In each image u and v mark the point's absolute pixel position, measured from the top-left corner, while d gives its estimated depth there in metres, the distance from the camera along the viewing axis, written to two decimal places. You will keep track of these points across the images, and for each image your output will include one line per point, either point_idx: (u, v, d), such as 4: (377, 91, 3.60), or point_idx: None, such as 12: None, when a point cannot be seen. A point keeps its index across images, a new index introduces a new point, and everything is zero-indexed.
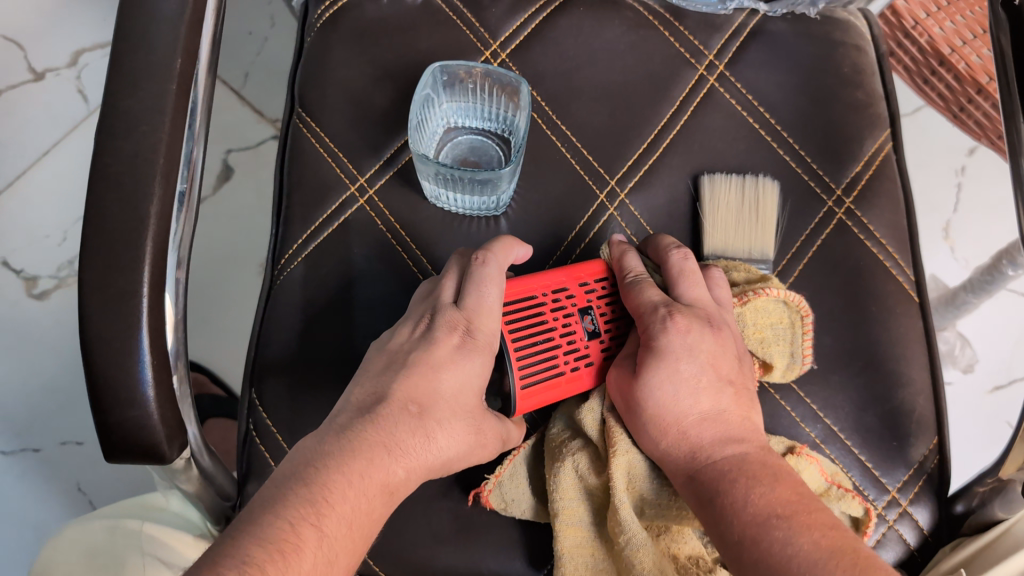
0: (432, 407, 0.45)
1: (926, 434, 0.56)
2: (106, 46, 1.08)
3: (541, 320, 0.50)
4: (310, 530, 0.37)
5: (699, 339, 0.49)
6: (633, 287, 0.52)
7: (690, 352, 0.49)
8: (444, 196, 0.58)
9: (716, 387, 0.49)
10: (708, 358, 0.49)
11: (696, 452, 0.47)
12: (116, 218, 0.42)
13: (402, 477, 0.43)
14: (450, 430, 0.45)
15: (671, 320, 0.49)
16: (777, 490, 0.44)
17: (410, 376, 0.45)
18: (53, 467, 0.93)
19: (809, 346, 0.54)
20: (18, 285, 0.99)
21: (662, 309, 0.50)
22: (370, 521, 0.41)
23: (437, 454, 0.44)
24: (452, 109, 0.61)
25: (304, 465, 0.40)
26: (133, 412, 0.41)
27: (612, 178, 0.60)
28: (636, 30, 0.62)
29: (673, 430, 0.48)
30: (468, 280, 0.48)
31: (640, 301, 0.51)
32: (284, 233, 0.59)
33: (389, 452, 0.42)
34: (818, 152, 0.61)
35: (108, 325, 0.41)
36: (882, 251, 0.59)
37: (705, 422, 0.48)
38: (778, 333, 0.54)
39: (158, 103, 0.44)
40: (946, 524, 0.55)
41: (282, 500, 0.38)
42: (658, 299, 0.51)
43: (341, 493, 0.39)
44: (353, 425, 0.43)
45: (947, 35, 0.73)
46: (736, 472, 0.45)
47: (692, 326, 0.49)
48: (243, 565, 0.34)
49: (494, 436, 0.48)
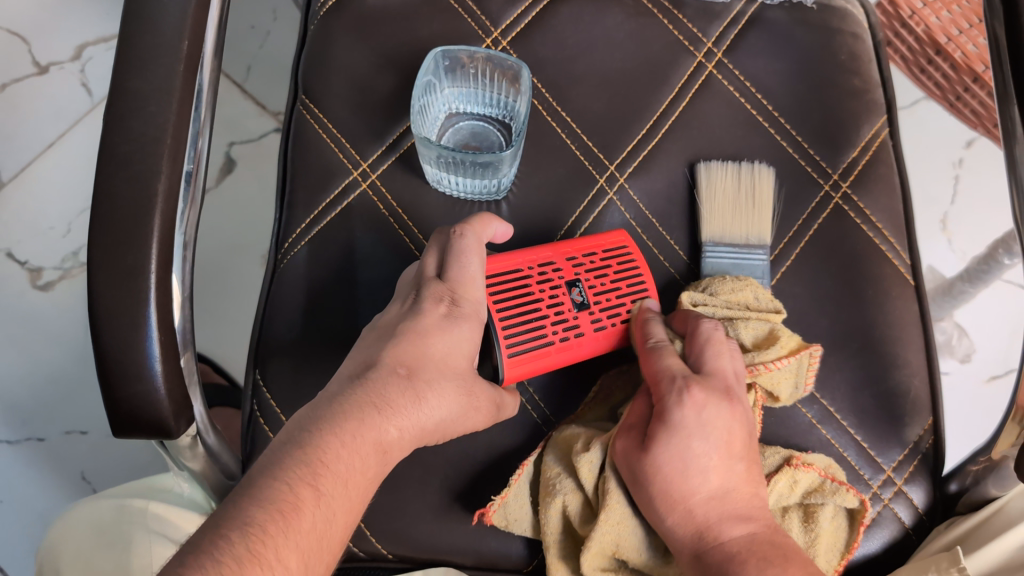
0: (420, 369, 0.45)
1: (921, 415, 0.56)
2: (110, 40, 1.09)
3: (527, 291, 0.52)
4: (309, 491, 0.38)
5: (715, 416, 0.48)
6: (652, 352, 0.51)
7: (704, 429, 0.48)
8: (445, 180, 0.59)
9: (728, 465, 0.49)
10: (722, 434, 0.49)
11: (700, 529, 0.48)
12: (124, 197, 0.43)
13: (395, 436, 0.43)
14: (441, 390, 0.45)
15: (690, 395, 0.48)
16: (786, 571, 0.44)
17: (400, 344, 0.46)
18: (57, 456, 0.94)
19: (813, 373, 0.53)
20: (22, 276, 0.99)
21: (680, 380, 0.49)
22: (366, 480, 0.41)
23: (430, 414, 0.45)
24: (454, 95, 0.62)
25: (298, 429, 0.41)
26: (141, 387, 0.42)
27: (611, 163, 0.61)
28: (635, 18, 0.63)
29: (679, 506, 0.48)
30: (449, 251, 0.49)
31: (658, 369, 0.50)
32: (287, 217, 0.60)
33: (380, 411, 0.43)
34: (815, 138, 0.62)
35: (117, 302, 0.42)
36: (878, 234, 0.60)
37: (711, 500, 0.48)
38: (787, 367, 0.53)
39: (166, 85, 0.45)
40: (940, 505, 0.55)
41: (279, 463, 0.39)
42: (676, 370, 0.50)
43: (335, 454, 0.40)
44: (344, 391, 0.43)
45: (945, 23, 0.74)
46: (745, 554, 0.46)
47: (709, 401, 0.48)
48: (245, 527, 0.35)
49: (486, 400, 0.48)
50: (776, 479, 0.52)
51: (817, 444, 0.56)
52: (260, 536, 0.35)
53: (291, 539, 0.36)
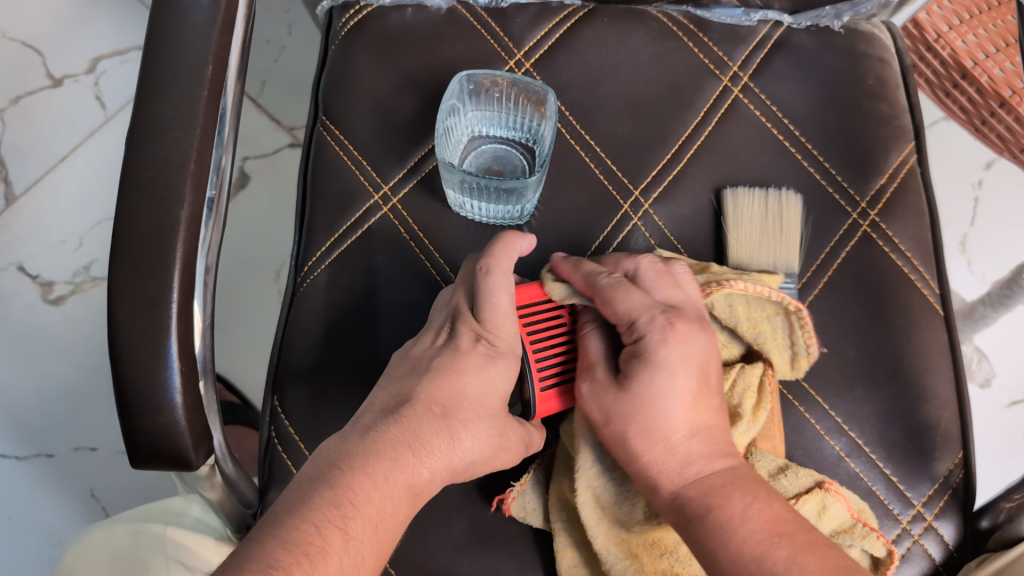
0: (456, 410, 0.44)
1: (951, 449, 0.55)
2: (124, 53, 1.09)
3: (561, 322, 0.51)
4: (336, 533, 0.37)
5: (699, 348, 0.47)
6: (608, 287, 0.48)
7: (686, 365, 0.46)
8: (468, 205, 0.58)
9: (706, 398, 0.47)
10: (700, 365, 0.47)
11: (684, 466, 0.46)
12: (146, 223, 0.42)
13: (427, 478, 0.42)
14: (476, 430, 0.45)
15: (671, 329, 0.47)
16: (764, 503, 0.43)
17: (434, 381, 0.45)
18: (66, 472, 0.93)
19: (811, 334, 0.51)
20: (33, 290, 0.99)
21: (659, 316, 0.47)
22: (396, 522, 0.40)
23: (463, 454, 0.44)
24: (477, 118, 0.61)
25: (328, 467, 0.40)
26: (161, 418, 0.41)
27: (636, 188, 0.60)
28: (660, 41, 0.62)
29: (659, 445, 0.46)
30: (477, 292, 0.48)
31: (623, 308, 0.48)
32: (307, 241, 0.59)
33: (414, 453, 0.42)
34: (842, 164, 0.61)
35: (138, 331, 0.41)
36: (907, 263, 0.59)
37: (691, 437, 0.46)
38: (776, 328, 0.52)
39: (189, 110, 0.44)
40: (970, 542, 0.54)
41: (307, 503, 0.38)
42: (647, 306, 0.48)
43: (365, 496, 0.39)
44: (377, 426, 0.42)
45: (970, 47, 0.73)
46: (728, 487, 0.44)
47: (690, 334, 0.47)
48: (269, 571, 0.34)
49: (517, 440, 0.48)
50: (806, 500, 0.49)
51: (845, 478, 0.55)
52: None
53: None
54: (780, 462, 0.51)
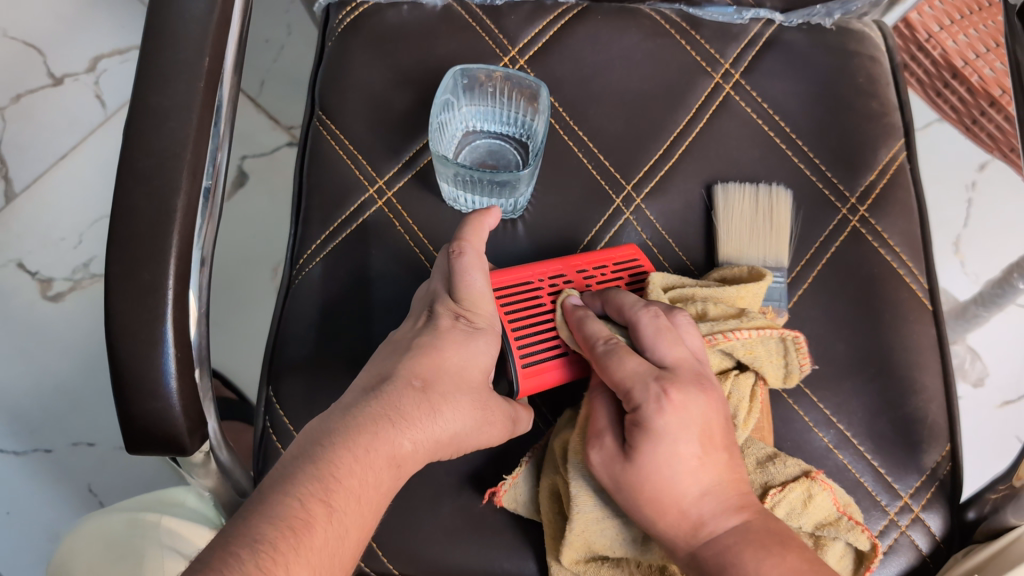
0: (436, 383, 0.45)
1: (939, 441, 0.56)
2: (125, 53, 1.09)
3: (538, 303, 0.52)
4: (320, 506, 0.38)
5: (698, 413, 0.45)
6: (608, 356, 0.46)
7: (686, 430, 0.44)
8: (461, 198, 0.59)
9: (714, 458, 0.45)
10: (703, 427, 0.45)
11: (695, 527, 0.45)
12: (142, 211, 0.43)
13: (409, 449, 0.43)
14: (455, 403, 0.45)
15: (665, 397, 0.44)
16: (785, 557, 0.42)
17: (416, 357, 0.46)
18: (64, 467, 0.94)
19: (804, 355, 0.51)
20: (33, 286, 0.99)
21: (654, 383, 0.45)
22: (379, 494, 0.41)
23: (444, 426, 0.45)
24: (471, 113, 0.62)
25: (311, 444, 0.41)
26: (156, 404, 0.42)
27: (628, 183, 0.61)
28: (653, 38, 0.63)
29: (671, 511, 0.45)
30: (451, 272, 0.49)
31: (620, 375, 0.46)
32: (303, 233, 0.59)
33: (394, 424, 0.42)
34: (832, 160, 0.61)
35: (134, 317, 0.42)
36: (896, 258, 0.59)
37: (705, 498, 0.45)
38: (770, 348, 0.51)
39: (186, 101, 0.45)
40: (957, 533, 0.55)
41: (291, 478, 0.38)
42: (642, 371, 0.45)
43: (348, 469, 0.40)
44: (357, 404, 0.43)
45: (961, 47, 0.74)
46: (741, 544, 0.43)
47: (688, 401, 0.44)
48: (256, 544, 0.35)
49: (502, 414, 0.48)
50: (793, 487, 0.49)
51: (834, 469, 0.55)
52: (271, 552, 0.35)
53: (303, 555, 0.35)
54: (770, 451, 0.51)
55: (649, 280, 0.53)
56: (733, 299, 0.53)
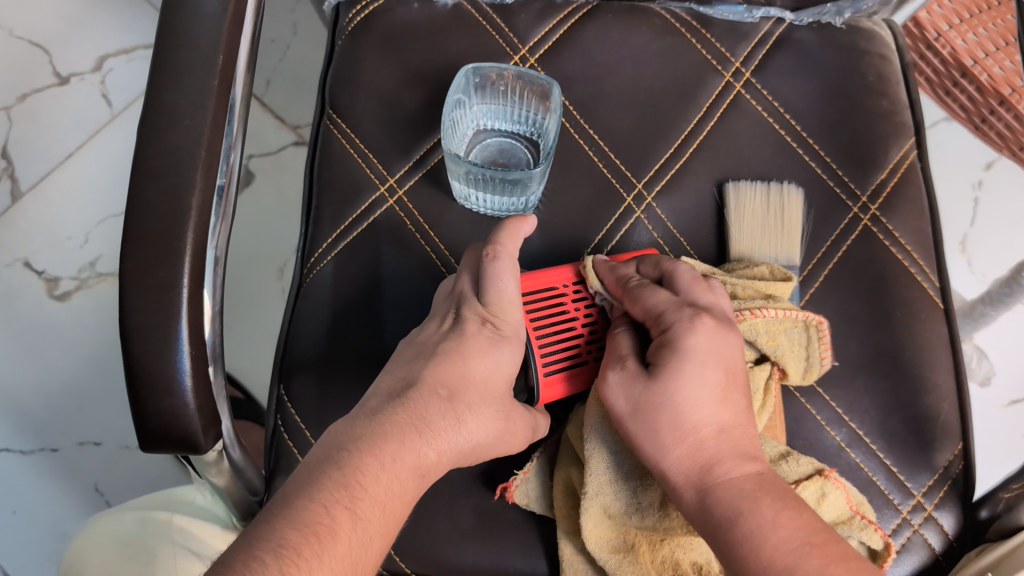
0: (461, 392, 0.45)
1: (951, 440, 0.56)
2: (131, 52, 1.09)
3: (562, 309, 0.52)
4: (344, 513, 0.38)
5: (728, 343, 0.46)
6: (639, 290, 0.49)
7: (710, 355, 0.45)
8: (473, 197, 0.59)
9: (735, 398, 0.46)
10: (725, 360, 0.46)
11: (709, 466, 0.44)
12: (157, 209, 0.43)
13: (433, 459, 0.43)
14: (480, 413, 0.45)
15: (698, 318, 0.46)
16: (803, 513, 0.41)
17: (440, 364, 0.46)
18: (71, 467, 0.94)
19: (825, 347, 0.52)
20: (39, 286, 0.99)
21: (686, 308, 0.47)
22: (403, 503, 0.41)
23: (468, 436, 0.45)
24: (482, 111, 0.62)
25: (336, 451, 0.41)
26: (171, 402, 0.42)
27: (639, 182, 0.60)
28: (663, 37, 0.63)
29: (687, 440, 0.44)
30: (483, 274, 0.49)
31: (650, 303, 0.48)
32: (314, 232, 0.59)
33: (420, 434, 0.43)
34: (843, 158, 0.61)
35: (149, 315, 0.42)
36: (907, 257, 0.59)
37: (721, 433, 0.45)
38: (793, 339, 0.52)
39: (201, 99, 0.45)
40: (970, 531, 0.55)
41: (316, 484, 0.38)
42: (672, 301, 0.48)
43: (373, 477, 0.40)
44: (382, 411, 0.43)
45: (970, 46, 0.74)
46: (757, 492, 0.42)
47: (719, 330, 0.46)
48: (280, 549, 0.35)
49: (523, 424, 0.49)
50: (805, 485, 0.49)
51: (845, 468, 0.55)
52: (295, 558, 0.35)
53: (326, 561, 0.35)
54: (783, 449, 0.51)
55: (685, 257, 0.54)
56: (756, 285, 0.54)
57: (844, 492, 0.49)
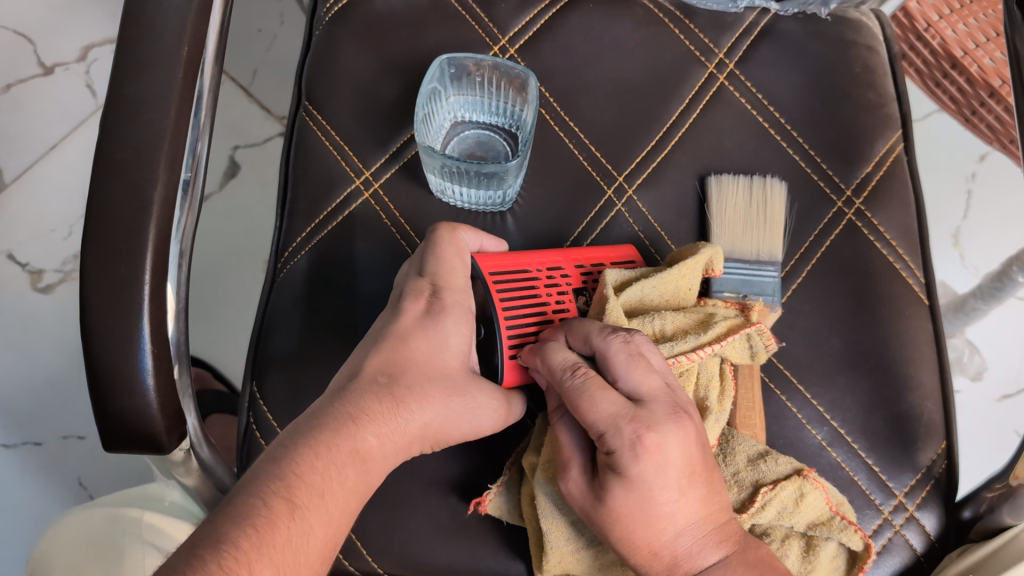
0: (402, 375, 0.45)
1: (934, 439, 0.55)
2: (115, 41, 1.08)
3: (534, 293, 0.50)
4: (283, 504, 0.38)
5: (674, 456, 0.42)
6: (579, 393, 0.43)
7: (663, 476, 0.42)
8: (448, 189, 0.57)
9: (693, 495, 0.43)
10: (681, 470, 0.42)
11: (672, 565, 0.44)
12: (118, 205, 0.42)
13: (375, 443, 0.43)
14: (425, 393, 0.45)
15: (642, 444, 0.41)
16: None
17: (383, 351, 0.46)
18: (54, 461, 0.93)
19: (768, 339, 0.50)
20: (23, 278, 0.98)
21: (627, 428, 0.41)
22: (348, 490, 0.41)
23: (412, 418, 0.44)
24: (459, 102, 0.61)
25: (276, 447, 0.40)
26: (133, 402, 0.41)
27: (619, 174, 0.59)
28: (646, 27, 0.62)
29: (644, 551, 0.43)
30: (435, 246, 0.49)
31: (592, 418, 0.42)
32: (287, 226, 0.58)
33: (357, 421, 0.42)
34: (827, 151, 0.60)
35: (109, 314, 0.41)
36: (892, 252, 0.59)
37: (681, 537, 0.43)
38: (730, 342, 0.49)
39: (164, 92, 0.44)
40: (952, 531, 0.54)
41: (254, 479, 0.38)
42: (615, 414, 0.42)
43: (309, 466, 0.39)
44: (325, 405, 0.43)
45: (960, 37, 0.72)
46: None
47: (664, 443, 0.41)
48: (218, 545, 0.34)
49: (487, 399, 0.47)
50: (784, 486, 0.48)
51: (827, 467, 0.54)
52: (234, 553, 0.34)
53: (265, 553, 0.35)
54: (761, 448, 0.50)
55: (606, 283, 0.49)
56: (676, 281, 0.51)
57: (822, 492, 0.48)
